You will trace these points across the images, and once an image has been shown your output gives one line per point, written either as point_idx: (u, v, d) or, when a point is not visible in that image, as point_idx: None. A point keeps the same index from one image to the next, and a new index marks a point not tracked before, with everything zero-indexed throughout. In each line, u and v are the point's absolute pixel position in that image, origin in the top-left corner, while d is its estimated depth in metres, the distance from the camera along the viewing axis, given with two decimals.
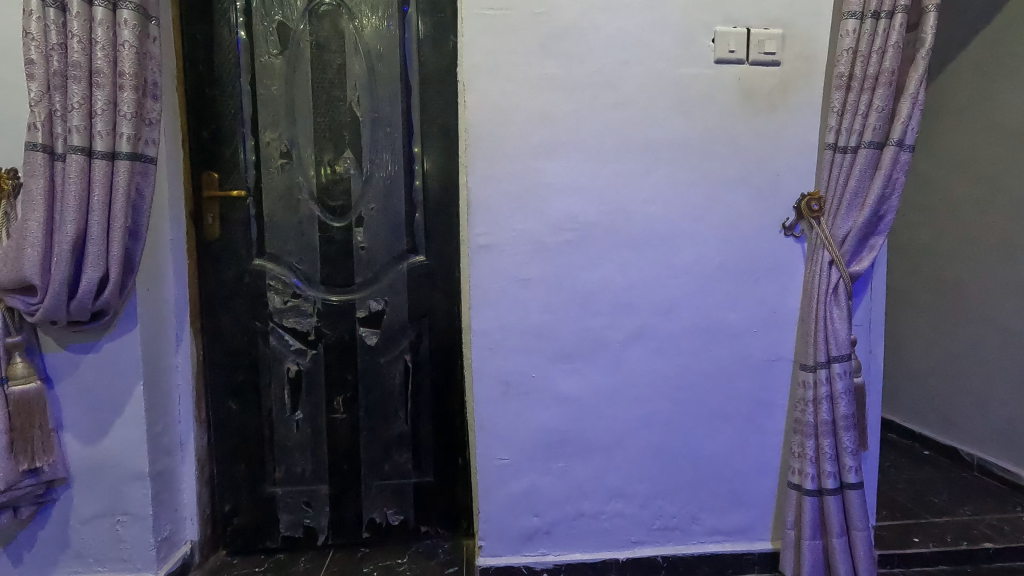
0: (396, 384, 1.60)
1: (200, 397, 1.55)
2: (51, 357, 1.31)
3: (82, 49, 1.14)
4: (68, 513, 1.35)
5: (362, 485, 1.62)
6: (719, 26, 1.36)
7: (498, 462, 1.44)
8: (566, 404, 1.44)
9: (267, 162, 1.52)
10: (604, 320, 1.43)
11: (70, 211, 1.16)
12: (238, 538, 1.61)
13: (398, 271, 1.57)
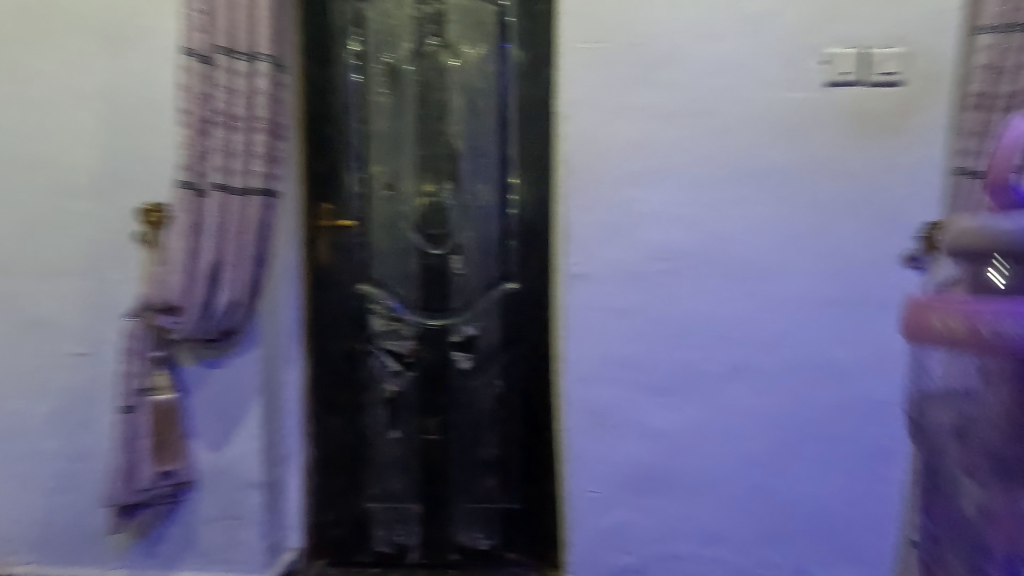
0: (487, 408, 1.63)
1: (308, 412, 1.66)
2: (187, 370, 1.46)
3: (226, 98, 1.29)
4: (194, 514, 1.49)
5: (452, 507, 1.65)
6: (831, 48, 1.30)
7: (589, 494, 1.42)
8: (660, 438, 1.40)
9: (373, 193, 1.62)
10: (701, 353, 1.37)
11: (211, 241, 1.30)
12: (335, 549, 1.68)
13: (492, 298, 1.61)
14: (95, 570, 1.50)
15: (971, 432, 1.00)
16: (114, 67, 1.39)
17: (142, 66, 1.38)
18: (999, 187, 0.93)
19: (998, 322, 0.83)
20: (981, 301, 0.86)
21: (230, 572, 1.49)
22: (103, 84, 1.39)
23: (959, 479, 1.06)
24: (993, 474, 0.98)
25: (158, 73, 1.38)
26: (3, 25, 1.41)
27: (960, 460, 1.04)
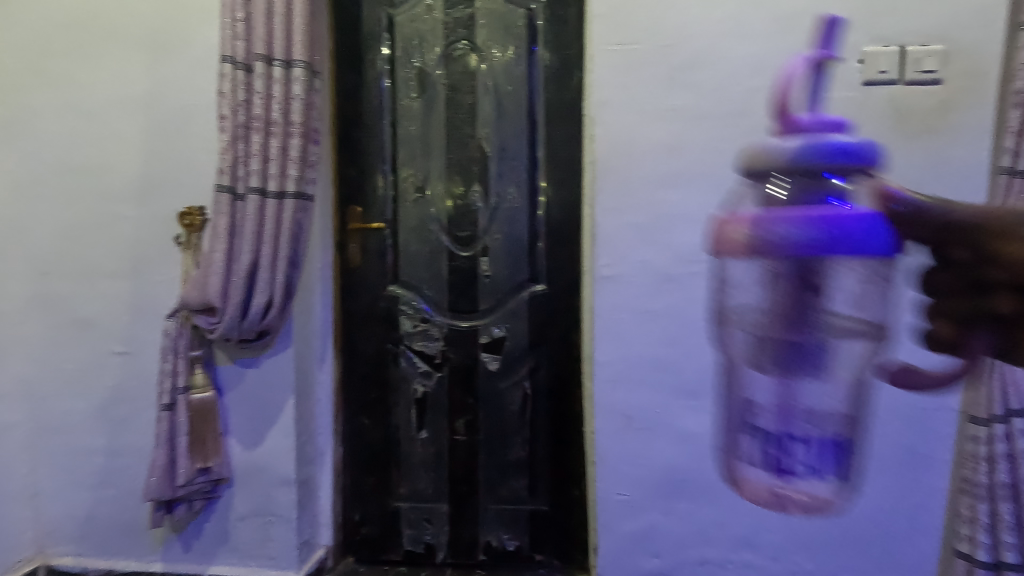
0: (515, 410, 1.63)
1: (339, 412, 1.68)
2: (223, 369, 1.49)
3: (263, 104, 1.32)
4: (229, 510, 1.52)
5: (479, 508, 1.66)
6: (867, 47, 1.28)
7: (618, 497, 1.42)
8: (690, 442, 1.39)
9: (403, 196, 1.64)
10: None
11: (247, 243, 1.33)
12: (365, 547, 1.70)
13: (520, 300, 1.61)
14: (135, 563, 1.55)
15: (762, 337, 0.81)
16: (155, 75, 1.43)
17: (182, 74, 1.43)
18: (780, 113, 0.68)
19: (775, 237, 0.67)
20: (785, 210, 0.68)
21: (263, 567, 1.52)
22: (145, 92, 1.44)
23: (745, 372, 0.87)
24: (779, 369, 0.79)
25: (197, 81, 1.42)
26: (52, 37, 1.46)
27: (749, 354, 0.85)
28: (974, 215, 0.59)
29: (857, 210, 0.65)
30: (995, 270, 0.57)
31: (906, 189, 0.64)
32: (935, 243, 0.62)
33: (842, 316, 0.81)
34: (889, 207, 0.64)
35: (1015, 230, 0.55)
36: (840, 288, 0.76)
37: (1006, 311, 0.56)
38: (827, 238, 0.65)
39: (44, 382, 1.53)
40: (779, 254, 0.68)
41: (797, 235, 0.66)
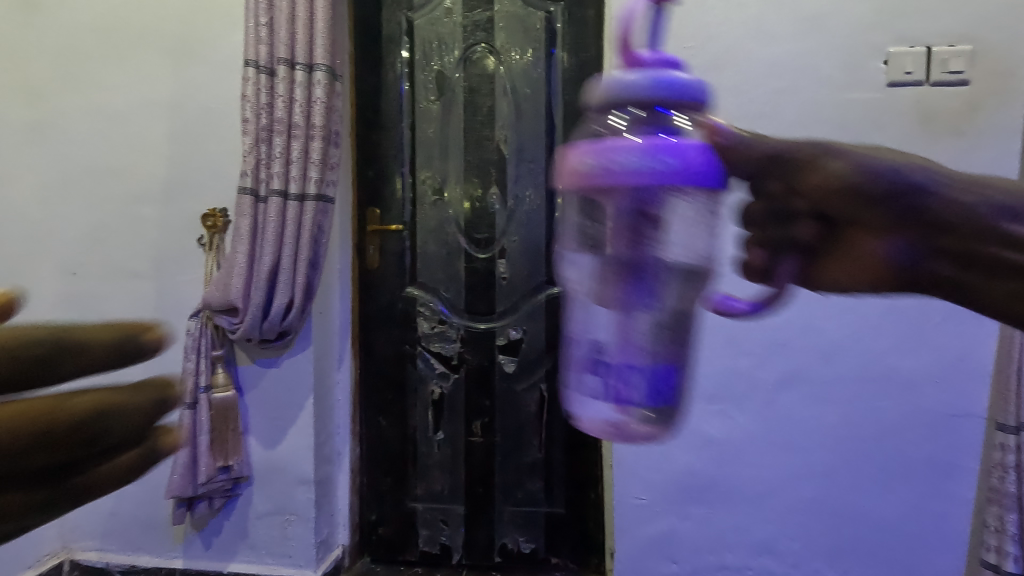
0: (531, 412, 1.63)
1: (357, 412, 1.70)
2: (242, 369, 1.51)
3: (285, 107, 1.33)
4: (248, 508, 1.54)
5: (495, 510, 1.66)
6: (892, 47, 1.26)
7: (636, 501, 1.41)
8: (709, 446, 1.38)
9: (421, 199, 1.65)
10: (753, 360, 1.35)
11: (269, 244, 1.35)
12: (381, 547, 1.72)
13: (537, 302, 1.61)
14: (156, 558, 1.58)
15: (598, 286, 0.60)
16: (180, 79, 1.46)
17: (206, 78, 1.45)
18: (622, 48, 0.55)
19: (617, 173, 0.51)
20: (619, 147, 0.51)
21: (281, 565, 1.54)
22: (171, 96, 1.47)
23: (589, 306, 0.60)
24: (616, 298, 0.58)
25: (221, 85, 1.45)
26: (83, 42, 1.50)
27: (585, 284, 0.63)
28: (783, 148, 0.61)
29: (688, 144, 0.52)
30: (799, 202, 0.62)
31: (725, 125, 0.61)
32: (759, 174, 0.62)
33: (696, 260, 0.59)
34: (720, 142, 0.59)
35: (820, 159, 0.59)
36: (681, 220, 0.56)
37: (807, 239, 0.64)
38: (668, 171, 0.51)
39: None
40: (619, 195, 0.52)
41: (639, 169, 0.50)
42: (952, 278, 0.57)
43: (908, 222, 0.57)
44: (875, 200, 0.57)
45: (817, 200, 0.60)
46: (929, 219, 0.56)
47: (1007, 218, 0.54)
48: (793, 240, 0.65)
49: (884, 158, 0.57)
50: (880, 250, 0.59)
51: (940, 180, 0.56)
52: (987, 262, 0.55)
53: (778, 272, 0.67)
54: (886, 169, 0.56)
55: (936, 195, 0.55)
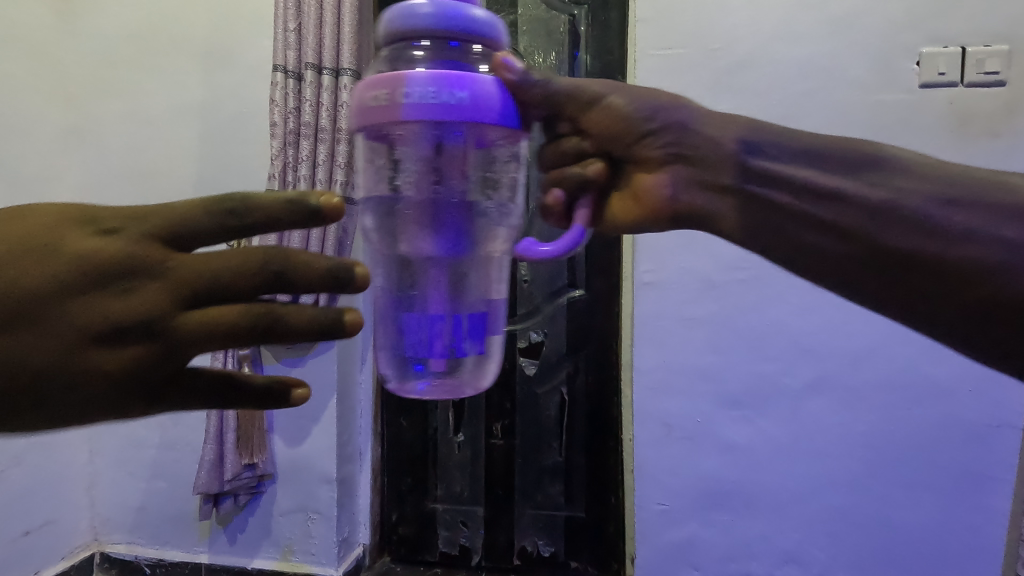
0: (552, 416, 1.62)
1: (379, 412, 1.71)
2: (268, 369, 1.53)
3: (312, 111, 1.35)
4: (272, 506, 1.56)
5: (515, 512, 1.65)
6: (925, 48, 1.23)
7: (658, 507, 1.40)
8: (733, 452, 1.36)
9: None
10: (779, 366, 1.33)
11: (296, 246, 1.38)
12: (401, 547, 1.73)
13: (558, 305, 1.61)
14: (183, 553, 1.61)
15: (401, 232, 0.60)
16: (212, 85, 1.49)
17: (236, 83, 1.48)
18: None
19: (406, 106, 0.52)
20: (408, 81, 0.52)
21: (304, 563, 1.55)
22: (202, 101, 1.50)
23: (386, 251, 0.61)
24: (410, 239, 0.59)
25: (250, 89, 1.48)
26: (119, 50, 1.54)
27: (379, 235, 0.63)
28: (571, 90, 0.66)
29: (477, 78, 0.54)
30: (587, 142, 0.70)
31: (516, 62, 0.59)
32: (553, 114, 0.68)
33: (499, 204, 0.63)
34: (510, 76, 0.59)
35: (603, 99, 0.68)
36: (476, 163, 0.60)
37: (598, 175, 0.70)
38: (457, 105, 0.53)
39: None
40: (416, 128, 0.55)
41: (426, 101, 0.52)
42: (718, 209, 0.68)
43: (675, 158, 0.68)
44: (648, 139, 0.68)
45: (602, 141, 0.70)
46: (694, 156, 0.68)
47: (752, 153, 0.67)
48: (586, 181, 0.70)
49: (649, 100, 0.68)
50: (656, 185, 0.70)
51: (696, 119, 0.69)
52: (742, 190, 0.67)
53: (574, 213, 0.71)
54: (651, 111, 0.68)
55: (693, 138, 0.68)
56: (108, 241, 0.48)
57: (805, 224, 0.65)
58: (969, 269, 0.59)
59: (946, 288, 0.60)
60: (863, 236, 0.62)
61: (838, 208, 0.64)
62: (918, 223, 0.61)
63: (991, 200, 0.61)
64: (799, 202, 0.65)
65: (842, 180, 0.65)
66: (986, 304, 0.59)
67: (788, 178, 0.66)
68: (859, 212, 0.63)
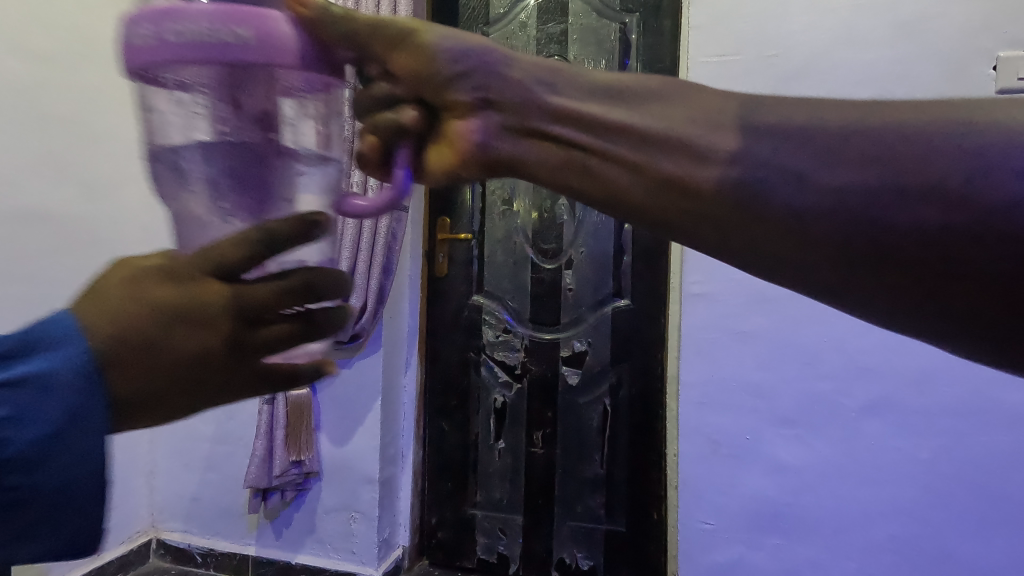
0: (593, 426, 1.60)
1: (422, 415, 1.74)
2: None
3: None
4: (317, 503, 1.61)
5: (554, 523, 1.64)
6: (1003, 51, 1.15)
7: (702, 526, 1.36)
8: (783, 473, 1.31)
9: (490, 209, 1.67)
10: (836, 385, 1.27)
11: (345, 250, 1.44)
12: (440, 551, 1.73)
13: (602, 314, 1.59)
14: (233, 544, 1.67)
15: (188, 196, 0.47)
16: None
17: None
18: None
19: (173, 46, 0.41)
20: (183, 14, 0.41)
21: (345, 561, 1.58)
22: None
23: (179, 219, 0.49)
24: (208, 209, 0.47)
25: None
26: None
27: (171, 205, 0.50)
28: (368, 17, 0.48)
29: (266, 13, 0.42)
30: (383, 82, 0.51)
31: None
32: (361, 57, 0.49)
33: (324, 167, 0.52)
34: (305, 11, 0.46)
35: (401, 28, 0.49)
36: (296, 116, 0.47)
37: (410, 123, 0.53)
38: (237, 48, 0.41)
39: None
40: (191, 69, 0.43)
41: (201, 39, 0.41)
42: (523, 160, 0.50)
43: (478, 101, 0.50)
44: (451, 79, 0.50)
45: (412, 84, 0.51)
46: (499, 101, 0.50)
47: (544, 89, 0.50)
48: (397, 128, 0.53)
49: (451, 37, 0.49)
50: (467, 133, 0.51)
51: (504, 59, 0.50)
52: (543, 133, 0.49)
53: (393, 163, 0.55)
54: (455, 51, 0.49)
55: (487, 70, 0.50)
56: (181, 289, 0.50)
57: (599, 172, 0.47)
58: (808, 213, 0.40)
59: (780, 243, 0.42)
60: (673, 180, 0.44)
61: (633, 144, 0.46)
62: (737, 156, 0.43)
63: (831, 120, 0.42)
64: (591, 142, 0.47)
65: (648, 116, 0.47)
66: (840, 258, 0.40)
67: (586, 115, 0.48)
68: (660, 146, 0.45)
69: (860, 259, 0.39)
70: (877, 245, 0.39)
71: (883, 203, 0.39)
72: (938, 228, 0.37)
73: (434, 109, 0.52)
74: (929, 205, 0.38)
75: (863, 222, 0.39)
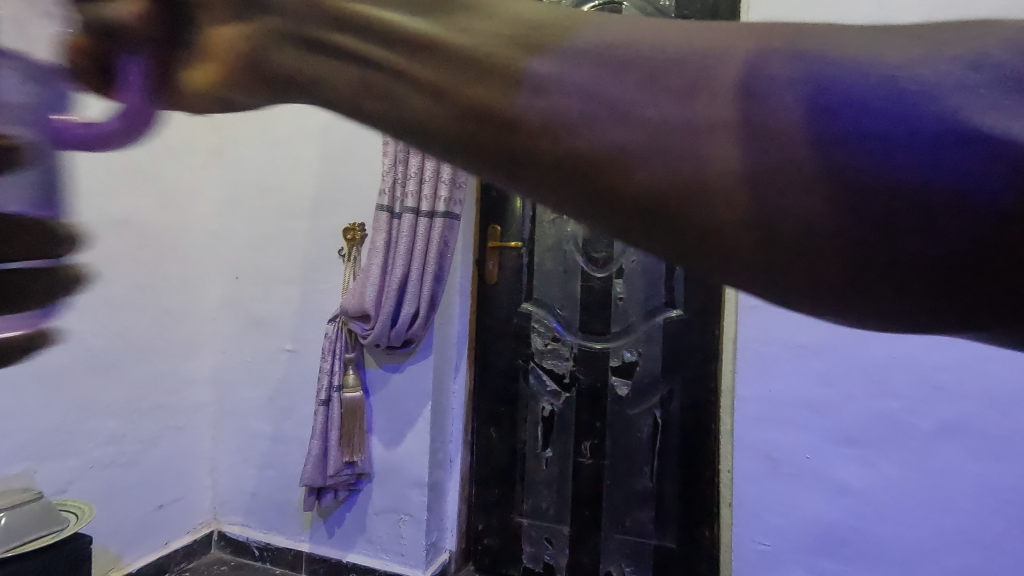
0: (643, 438, 1.57)
1: (470, 421, 1.75)
2: (371, 372, 1.64)
3: None
4: (367, 503, 1.65)
5: (602, 535, 1.61)
6: None
7: (758, 547, 1.31)
8: (846, 495, 1.25)
9: (541, 217, 1.67)
10: (903, 404, 1.21)
11: (400, 257, 1.48)
12: (486, 558, 1.74)
13: (654, 324, 1.56)
14: (287, 540, 1.73)
15: None
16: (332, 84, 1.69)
17: None
18: None
19: None
20: None
21: (393, 562, 1.62)
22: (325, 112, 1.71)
23: None
24: None
25: None
26: None
27: None
28: None
29: None
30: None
31: None
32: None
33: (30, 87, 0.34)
34: None
35: None
36: None
37: (129, 13, 0.33)
38: None
39: (230, 370, 1.80)
40: None
41: None
42: (319, 87, 0.32)
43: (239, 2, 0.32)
44: None
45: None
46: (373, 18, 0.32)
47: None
48: (106, 25, 0.33)
49: None
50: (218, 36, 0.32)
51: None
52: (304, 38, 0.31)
53: (124, 82, 0.34)
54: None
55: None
56: None
57: (400, 110, 0.30)
58: (655, 156, 0.27)
59: (615, 198, 0.28)
60: (491, 116, 0.28)
61: (441, 63, 0.29)
62: (577, 84, 0.28)
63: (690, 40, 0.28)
64: (394, 62, 0.30)
65: (466, 24, 0.30)
66: (692, 219, 0.27)
67: (387, 27, 0.30)
68: (481, 65, 0.29)
69: (716, 220, 0.27)
70: (735, 201, 0.26)
71: (748, 141, 0.26)
72: (837, 187, 0.25)
73: (176, 5, 0.32)
74: (810, 147, 0.25)
75: (719, 168, 0.26)
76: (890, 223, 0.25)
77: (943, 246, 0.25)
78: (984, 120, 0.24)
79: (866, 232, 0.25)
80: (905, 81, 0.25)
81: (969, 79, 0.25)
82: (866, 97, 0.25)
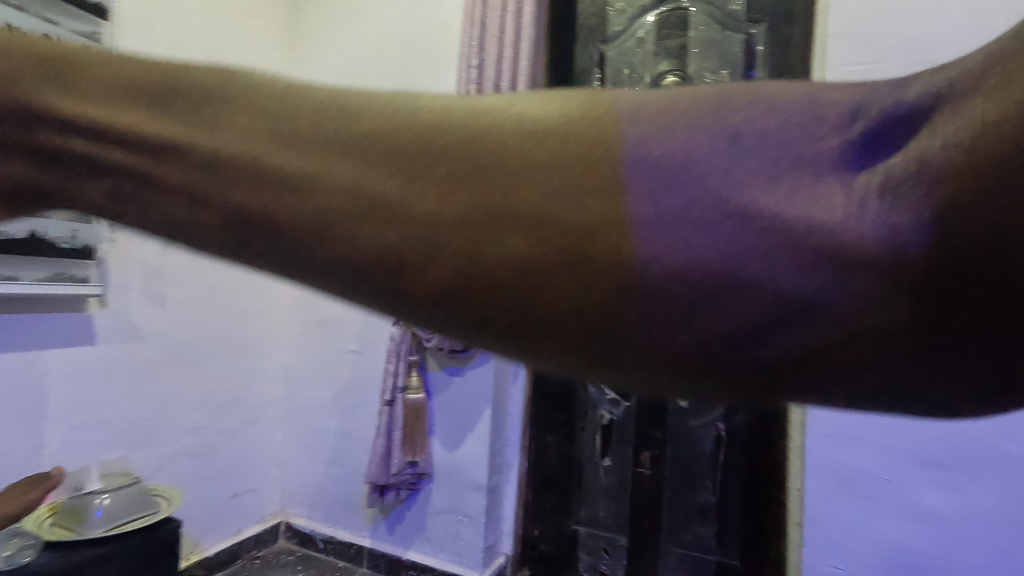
0: (705, 452, 1.53)
1: (528, 426, 1.76)
2: (433, 375, 1.68)
3: None
4: (427, 503, 1.69)
5: (661, 548, 1.58)
6: None
7: (830, 570, 1.26)
8: (928, 521, 1.18)
9: None
10: (993, 427, 1.13)
11: None
12: (541, 563, 1.74)
13: None
14: (350, 534, 1.79)
15: None
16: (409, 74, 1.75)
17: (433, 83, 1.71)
18: None
19: None
20: None
21: (451, 562, 1.65)
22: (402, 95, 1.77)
23: None
24: None
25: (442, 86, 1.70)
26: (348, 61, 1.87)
27: None
28: None
29: None
30: None
31: None
32: None
33: None
34: None
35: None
36: None
37: None
38: None
39: (299, 367, 1.88)
40: None
41: None
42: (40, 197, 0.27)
43: None
44: None
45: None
46: None
47: None
48: None
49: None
50: None
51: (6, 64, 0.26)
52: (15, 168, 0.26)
53: None
54: None
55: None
56: None
57: (148, 219, 0.25)
58: (424, 257, 0.23)
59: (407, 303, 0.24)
60: (252, 218, 0.24)
61: (182, 162, 0.24)
62: (344, 178, 0.23)
63: (453, 114, 0.24)
64: (139, 155, 0.25)
65: (202, 111, 0.25)
66: (491, 320, 0.23)
67: (106, 128, 0.25)
68: (234, 160, 0.24)
69: (514, 320, 0.23)
70: (526, 306, 0.23)
71: (509, 234, 0.22)
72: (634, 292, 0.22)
73: None
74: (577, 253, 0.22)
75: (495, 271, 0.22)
76: (713, 330, 0.22)
77: (776, 349, 0.22)
78: (796, 206, 0.21)
79: (684, 339, 0.22)
80: (667, 163, 0.22)
81: (735, 155, 0.22)
82: (617, 183, 0.22)
